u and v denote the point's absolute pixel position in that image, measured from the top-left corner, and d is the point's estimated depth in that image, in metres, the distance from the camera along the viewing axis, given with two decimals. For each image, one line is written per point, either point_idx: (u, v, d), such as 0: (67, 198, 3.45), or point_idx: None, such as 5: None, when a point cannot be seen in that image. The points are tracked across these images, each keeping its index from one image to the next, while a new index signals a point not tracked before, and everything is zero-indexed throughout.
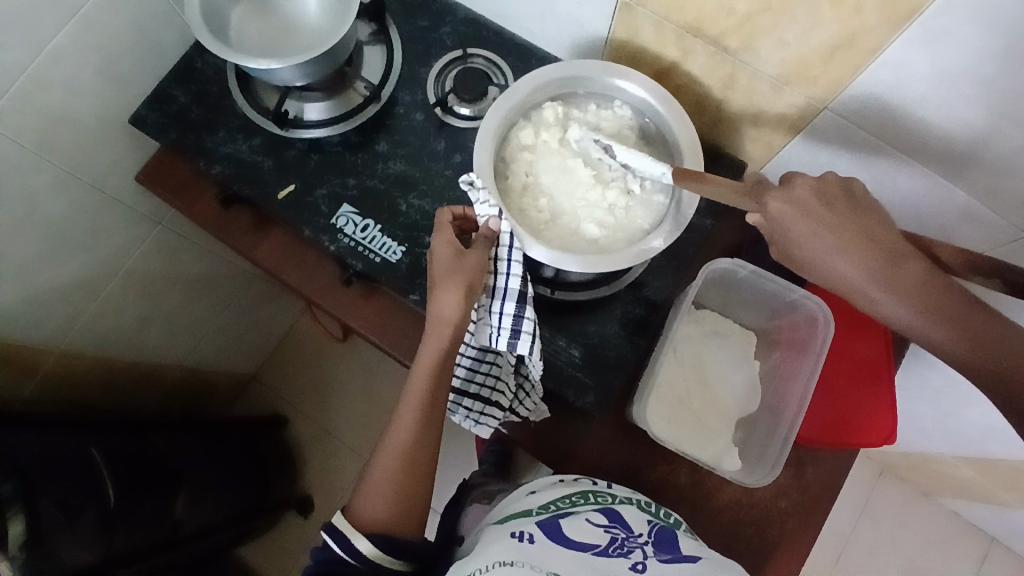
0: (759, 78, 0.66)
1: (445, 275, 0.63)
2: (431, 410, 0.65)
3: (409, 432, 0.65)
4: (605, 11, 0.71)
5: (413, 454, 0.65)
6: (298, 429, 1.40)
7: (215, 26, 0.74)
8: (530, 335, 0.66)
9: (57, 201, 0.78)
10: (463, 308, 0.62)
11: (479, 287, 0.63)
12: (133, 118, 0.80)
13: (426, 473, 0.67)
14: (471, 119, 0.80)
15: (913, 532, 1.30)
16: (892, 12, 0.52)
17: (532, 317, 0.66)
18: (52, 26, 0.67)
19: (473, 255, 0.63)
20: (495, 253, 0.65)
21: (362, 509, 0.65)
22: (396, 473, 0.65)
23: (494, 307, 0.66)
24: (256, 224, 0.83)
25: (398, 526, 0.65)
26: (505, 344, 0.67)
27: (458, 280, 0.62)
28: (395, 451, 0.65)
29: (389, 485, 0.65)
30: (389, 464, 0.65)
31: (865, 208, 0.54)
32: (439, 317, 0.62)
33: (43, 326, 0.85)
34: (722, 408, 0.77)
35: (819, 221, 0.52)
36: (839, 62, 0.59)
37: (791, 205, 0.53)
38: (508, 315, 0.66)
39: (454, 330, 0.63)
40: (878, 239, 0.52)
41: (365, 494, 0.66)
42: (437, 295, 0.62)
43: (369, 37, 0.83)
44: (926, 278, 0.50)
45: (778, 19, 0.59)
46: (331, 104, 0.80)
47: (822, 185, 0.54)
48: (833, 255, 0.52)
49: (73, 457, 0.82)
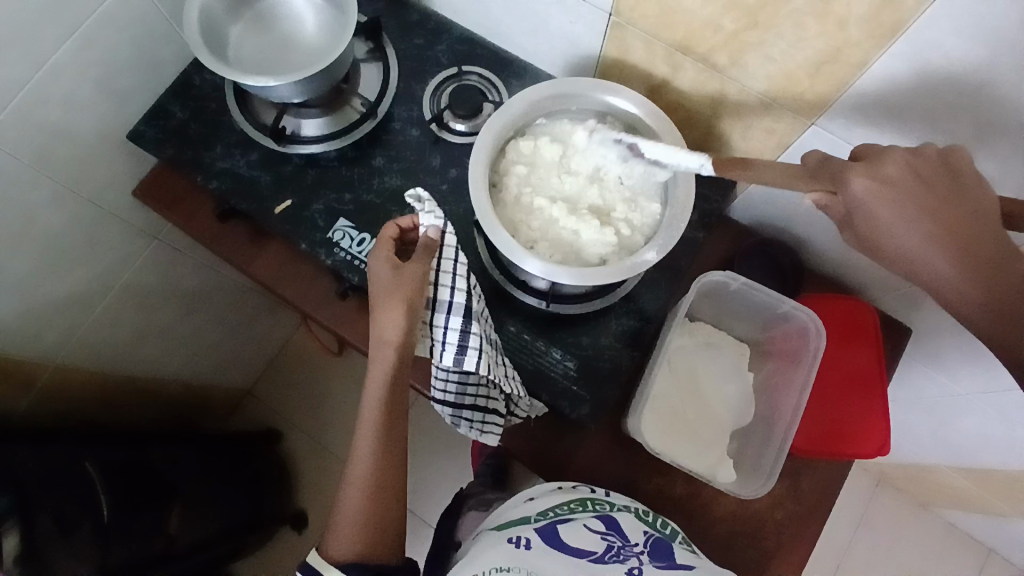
0: (747, 93, 0.68)
1: (386, 296, 0.62)
2: (390, 429, 0.65)
3: (371, 454, 0.65)
4: (597, 29, 0.73)
5: (380, 476, 0.65)
6: (294, 444, 1.40)
7: (214, 44, 0.75)
8: (477, 349, 0.67)
9: (55, 217, 0.79)
10: (408, 323, 0.62)
11: (420, 302, 0.63)
12: (131, 134, 0.81)
13: (395, 494, 0.67)
14: (466, 134, 0.81)
15: (910, 544, 1.30)
16: (875, 28, 0.54)
17: (479, 331, 0.67)
18: (53, 44, 0.68)
19: (411, 268, 0.63)
20: (436, 263, 0.66)
21: (333, 543, 0.65)
22: (365, 499, 0.65)
23: (437, 322, 0.67)
24: (253, 238, 0.84)
25: (374, 551, 0.65)
26: (451, 360, 0.67)
27: (401, 297, 0.62)
28: (360, 478, 0.65)
29: (360, 513, 0.64)
30: (356, 491, 0.65)
31: (968, 191, 0.48)
32: (383, 337, 0.63)
33: (40, 341, 0.86)
34: (715, 419, 0.77)
35: (904, 202, 0.47)
36: (824, 77, 0.61)
37: (874, 183, 0.48)
38: (454, 330, 0.67)
39: (402, 347, 0.63)
40: (972, 227, 0.47)
41: (335, 529, 0.65)
42: (379, 317, 0.63)
43: (366, 55, 0.84)
44: (1022, 274, 0.45)
45: (764, 35, 0.60)
46: (327, 120, 0.81)
47: (911, 164, 0.49)
48: (917, 238, 0.47)
49: (68, 471, 0.82)
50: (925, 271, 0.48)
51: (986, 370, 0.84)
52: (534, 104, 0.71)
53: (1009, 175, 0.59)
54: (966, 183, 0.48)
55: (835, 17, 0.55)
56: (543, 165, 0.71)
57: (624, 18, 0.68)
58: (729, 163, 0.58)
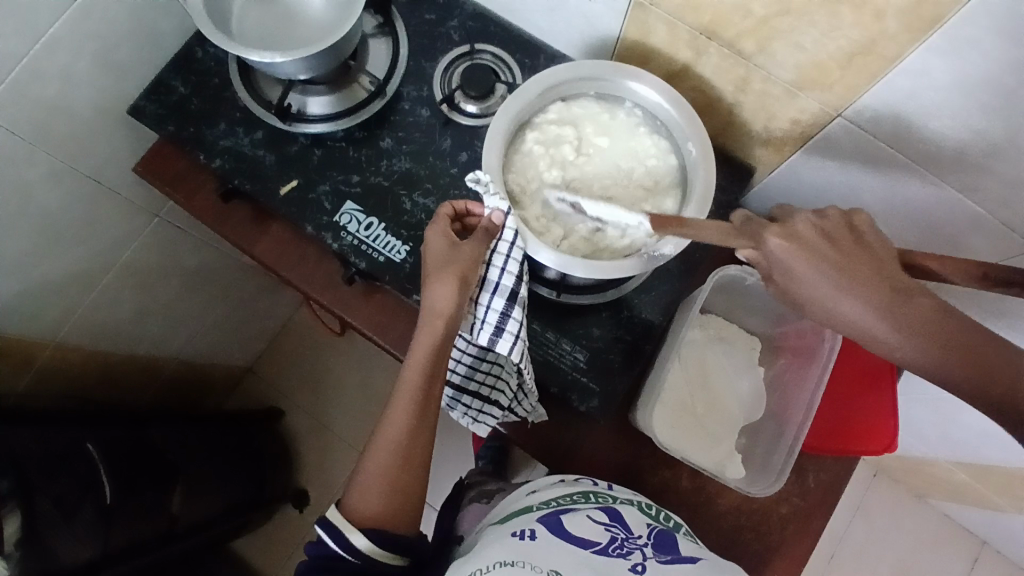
0: (772, 82, 0.65)
1: (439, 267, 0.61)
2: (426, 404, 0.62)
3: (403, 425, 0.61)
4: (617, 9, 0.70)
5: (410, 448, 0.62)
6: (294, 422, 1.39)
7: (216, 16, 0.72)
8: (513, 335, 0.64)
9: (53, 193, 0.77)
10: (457, 301, 0.60)
11: (473, 279, 0.61)
12: (131, 108, 0.78)
13: (423, 468, 0.63)
14: (477, 116, 0.79)
15: (905, 533, 1.32)
16: (915, 21, 0.51)
17: (520, 317, 0.64)
18: (50, 14, 0.64)
19: (468, 246, 0.61)
20: (493, 246, 0.63)
21: (357, 501, 0.62)
22: (393, 466, 0.61)
23: (482, 300, 0.64)
24: (256, 218, 0.82)
25: (393, 521, 0.62)
26: (486, 340, 0.65)
27: (452, 272, 0.60)
28: (389, 445, 0.61)
29: (385, 478, 0.61)
30: (383, 457, 0.61)
31: (872, 246, 0.50)
32: (433, 309, 0.60)
33: (39, 320, 0.84)
34: (725, 413, 0.76)
35: (816, 260, 0.49)
36: (857, 68, 0.58)
37: (788, 241, 0.49)
38: (496, 311, 0.64)
39: (449, 324, 0.60)
40: (881, 276, 0.48)
41: (359, 487, 0.62)
42: (431, 286, 0.60)
43: (374, 30, 0.81)
44: (938, 316, 0.46)
45: (795, 23, 0.58)
46: (334, 98, 0.78)
47: (821, 222, 0.51)
48: (837, 295, 0.48)
49: (70, 452, 0.81)
50: (848, 321, 0.48)
51: None
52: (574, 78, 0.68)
53: None
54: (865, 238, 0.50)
55: (871, 7, 0.52)
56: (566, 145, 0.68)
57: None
58: (665, 219, 0.57)
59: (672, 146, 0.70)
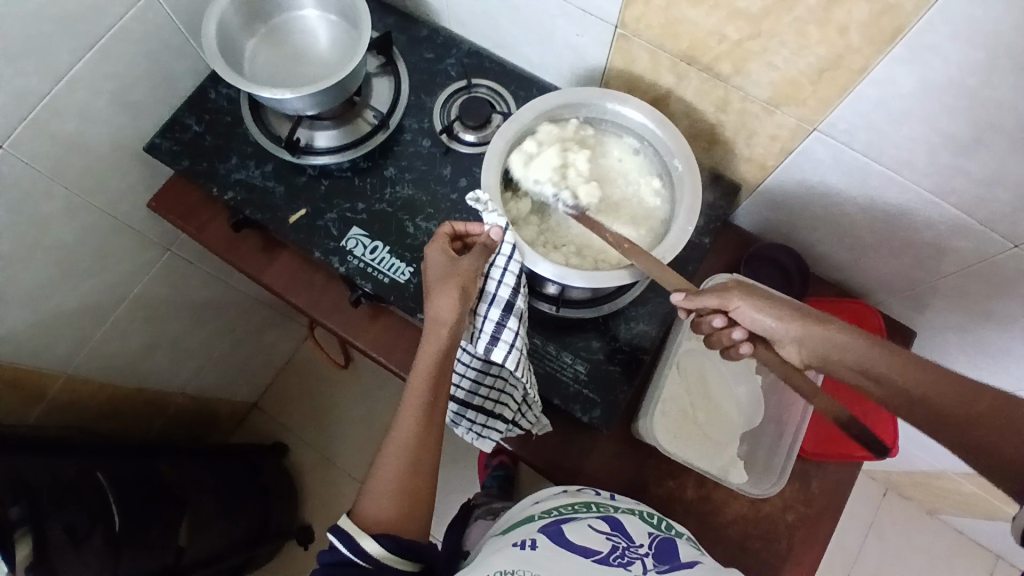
0: (750, 101, 0.70)
1: (439, 279, 0.63)
2: (433, 411, 0.63)
3: (411, 432, 0.63)
4: (603, 40, 0.75)
5: (417, 455, 0.63)
6: (298, 458, 1.40)
7: (229, 58, 0.77)
8: (508, 344, 0.66)
9: (69, 226, 0.80)
10: (460, 311, 0.62)
11: (474, 290, 0.63)
12: (147, 145, 0.82)
13: (431, 475, 0.65)
14: (475, 144, 0.83)
15: (918, 552, 1.30)
16: (875, 35, 0.56)
17: (515, 327, 0.66)
18: (73, 55, 0.69)
19: (468, 260, 0.64)
20: (490, 261, 0.66)
21: (367, 507, 0.63)
22: (402, 473, 0.63)
23: (480, 310, 0.67)
24: (267, 247, 0.85)
25: (403, 526, 0.63)
26: (482, 348, 0.67)
27: (453, 284, 0.62)
28: (397, 452, 0.63)
29: (394, 484, 0.63)
30: (392, 464, 0.63)
31: None
32: (436, 319, 0.63)
33: (52, 350, 0.86)
34: (726, 420, 0.78)
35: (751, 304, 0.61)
36: (827, 83, 0.63)
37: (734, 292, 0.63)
38: (492, 321, 0.66)
39: (453, 333, 0.63)
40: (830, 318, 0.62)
41: (369, 494, 0.63)
42: (433, 298, 0.63)
43: (377, 69, 0.86)
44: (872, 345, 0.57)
45: (767, 44, 0.63)
46: (340, 132, 0.83)
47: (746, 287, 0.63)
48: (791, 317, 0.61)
49: (80, 482, 0.82)
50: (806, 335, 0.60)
51: (990, 368, 0.86)
52: (610, 108, 0.72)
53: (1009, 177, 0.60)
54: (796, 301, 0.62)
55: (835, 25, 0.57)
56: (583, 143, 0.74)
57: (630, 30, 0.71)
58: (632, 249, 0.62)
59: (665, 177, 0.73)
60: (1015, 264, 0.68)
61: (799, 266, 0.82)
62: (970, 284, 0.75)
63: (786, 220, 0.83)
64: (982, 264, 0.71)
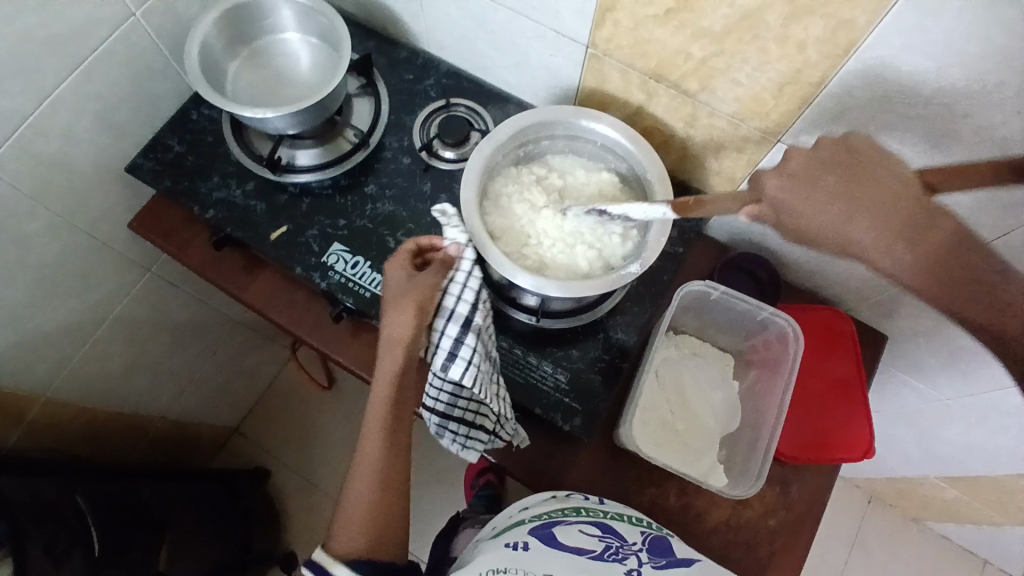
0: (717, 116, 0.73)
1: (395, 300, 0.64)
2: (397, 427, 0.66)
3: (377, 452, 0.65)
4: (575, 60, 0.77)
5: (386, 472, 0.65)
6: (282, 482, 1.38)
7: (211, 79, 0.79)
8: (467, 360, 0.65)
9: (49, 247, 0.80)
10: (414, 328, 0.63)
11: (430, 308, 0.64)
12: (129, 165, 0.83)
13: (401, 489, 0.66)
14: (454, 161, 0.85)
15: (906, 560, 1.31)
16: (830, 50, 0.59)
17: (473, 344, 0.65)
18: (56, 77, 0.70)
19: (424, 278, 0.64)
20: (449, 276, 0.66)
21: (340, 533, 0.64)
22: (370, 493, 0.64)
23: (438, 326, 0.66)
24: (248, 265, 0.86)
25: (377, 550, 0.63)
26: (443, 366, 0.66)
27: (408, 304, 0.63)
28: (367, 474, 0.65)
29: (366, 507, 0.64)
30: (363, 486, 0.65)
31: (881, 172, 0.47)
32: (391, 335, 0.64)
33: (31, 371, 0.86)
34: (705, 428, 0.79)
35: (828, 195, 0.47)
36: (788, 96, 0.65)
37: (791, 182, 0.49)
38: (450, 337, 0.65)
39: (409, 349, 0.64)
40: (891, 206, 0.46)
41: (343, 518, 0.65)
42: (388, 319, 0.64)
43: (357, 90, 0.88)
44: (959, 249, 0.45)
45: (731, 61, 0.66)
46: (321, 151, 0.84)
47: (818, 152, 0.49)
48: (843, 222, 0.47)
49: (59, 505, 0.80)
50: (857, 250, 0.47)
51: (964, 370, 0.87)
52: (585, 124, 0.74)
53: None
54: (874, 167, 0.48)
55: (793, 41, 0.60)
56: (574, 167, 0.77)
57: (600, 49, 0.73)
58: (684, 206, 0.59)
59: None
60: None
61: (770, 273, 0.84)
62: None
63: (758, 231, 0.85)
64: None
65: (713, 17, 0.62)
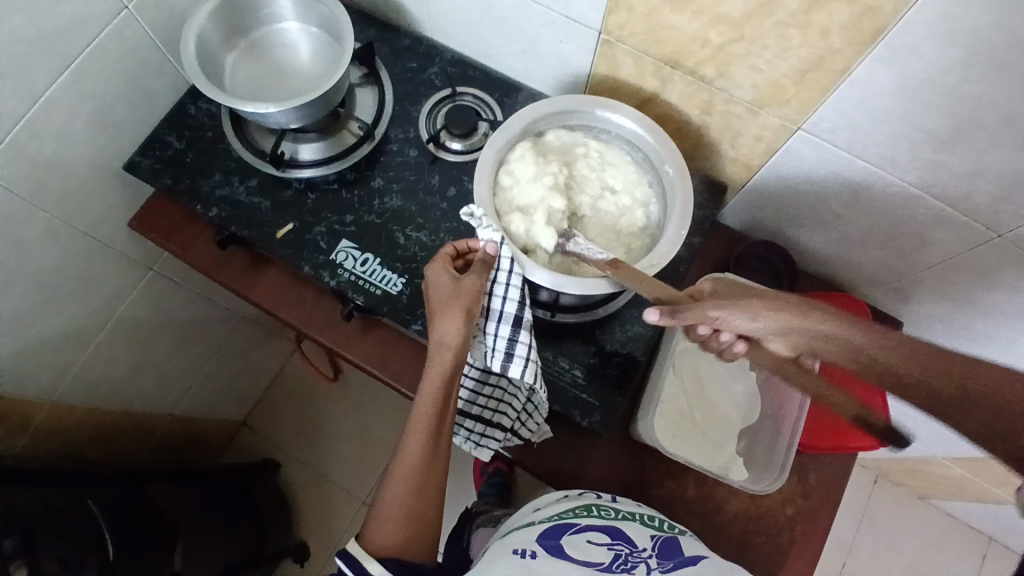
0: (734, 103, 0.71)
1: (444, 302, 0.63)
2: (440, 431, 0.65)
3: (419, 455, 0.64)
4: (586, 46, 0.75)
5: (425, 476, 0.64)
6: (290, 475, 1.38)
7: (210, 73, 0.76)
8: (525, 358, 0.66)
9: (48, 251, 0.78)
10: (465, 332, 0.62)
11: (478, 311, 0.63)
12: (128, 164, 0.81)
13: (439, 494, 0.66)
14: (462, 152, 0.83)
15: (912, 536, 1.33)
16: (856, 36, 0.57)
17: (528, 341, 0.66)
18: (49, 76, 0.68)
19: (471, 279, 0.63)
20: (492, 277, 0.65)
21: (375, 533, 0.63)
22: (406, 498, 0.64)
23: (488, 329, 0.67)
24: (253, 263, 0.84)
25: (410, 551, 0.63)
26: (499, 366, 0.67)
27: (458, 306, 0.62)
28: (405, 477, 0.64)
29: (402, 510, 0.64)
30: (400, 489, 0.64)
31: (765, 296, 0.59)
32: (442, 341, 0.62)
33: (36, 378, 0.84)
34: (723, 418, 0.79)
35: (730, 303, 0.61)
36: (810, 84, 0.64)
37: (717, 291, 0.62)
38: (503, 338, 0.66)
39: (458, 356, 0.62)
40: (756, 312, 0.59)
41: (378, 519, 0.64)
42: (438, 321, 0.63)
43: (360, 80, 0.86)
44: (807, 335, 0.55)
45: (750, 48, 0.64)
46: (324, 144, 0.82)
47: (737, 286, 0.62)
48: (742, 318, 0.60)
49: (70, 512, 0.79)
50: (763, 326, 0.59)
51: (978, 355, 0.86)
52: (599, 114, 0.72)
53: (988, 169, 0.61)
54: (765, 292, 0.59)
55: (817, 28, 0.58)
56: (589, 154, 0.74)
57: (613, 36, 0.71)
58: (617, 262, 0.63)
59: (661, 211, 0.72)
60: (1000, 253, 0.69)
61: (786, 262, 0.84)
62: (956, 272, 0.76)
63: (772, 218, 0.84)
64: (969, 252, 0.72)
65: (732, 3, 0.60)
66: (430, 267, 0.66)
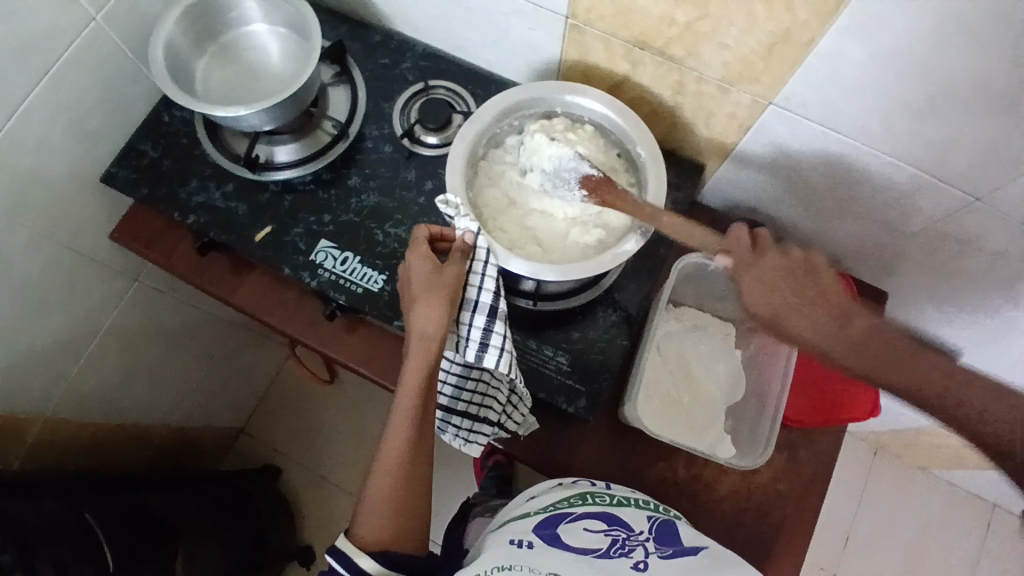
0: (705, 82, 0.71)
1: (424, 291, 0.62)
2: (424, 422, 0.65)
3: (404, 449, 0.64)
4: (555, 33, 0.75)
5: (411, 469, 0.64)
6: (291, 477, 1.38)
7: (181, 80, 0.76)
8: (499, 348, 0.66)
9: (29, 266, 0.78)
10: (446, 324, 0.62)
11: (458, 300, 0.64)
12: (104, 175, 0.81)
13: (426, 485, 0.66)
14: (438, 146, 0.83)
15: (913, 507, 1.33)
16: (820, 7, 0.56)
17: (503, 330, 0.66)
18: (17, 91, 0.68)
19: (450, 270, 0.63)
20: (469, 266, 0.65)
21: (364, 527, 0.64)
22: (393, 491, 0.64)
23: (464, 318, 0.66)
24: (235, 266, 0.84)
25: (399, 543, 0.64)
26: (473, 356, 0.66)
27: (438, 297, 0.62)
28: (392, 471, 0.64)
29: (390, 503, 0.64)
30: (387, 483, 0.64)
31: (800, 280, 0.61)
32: (423, 333, 0.62)
33: (27, 394, 0.85)
34: (710, 399, 0.80)
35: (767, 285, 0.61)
36: (778, 58, 0.63)
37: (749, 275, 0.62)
38: (478, 328, 0.66)
39: (440, 347, 0.63)
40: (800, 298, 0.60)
41: (366, 513, 0.65)
42: (417, 312, 0.62)
43: (332, 79, 0.85)
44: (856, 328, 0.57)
45: (717, 25, 0.63)
46: (299, 145, 0.82)
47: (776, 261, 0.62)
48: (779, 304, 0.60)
49: (68, 525, 0.80)
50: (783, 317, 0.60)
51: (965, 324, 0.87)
52: (569, 100, 0.72)
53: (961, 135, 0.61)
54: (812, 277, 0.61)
55: (780, 0, 0.57)
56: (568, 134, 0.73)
57: (580, 20, 0.71)
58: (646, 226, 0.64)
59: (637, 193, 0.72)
60: (978, 219, 0.69)
61: None
62: (937, 241, 0.75)
63: (751, 196, 0.84)
64: (947, 220, 0.71)
65: None
66: (408, 256, 0.65)
